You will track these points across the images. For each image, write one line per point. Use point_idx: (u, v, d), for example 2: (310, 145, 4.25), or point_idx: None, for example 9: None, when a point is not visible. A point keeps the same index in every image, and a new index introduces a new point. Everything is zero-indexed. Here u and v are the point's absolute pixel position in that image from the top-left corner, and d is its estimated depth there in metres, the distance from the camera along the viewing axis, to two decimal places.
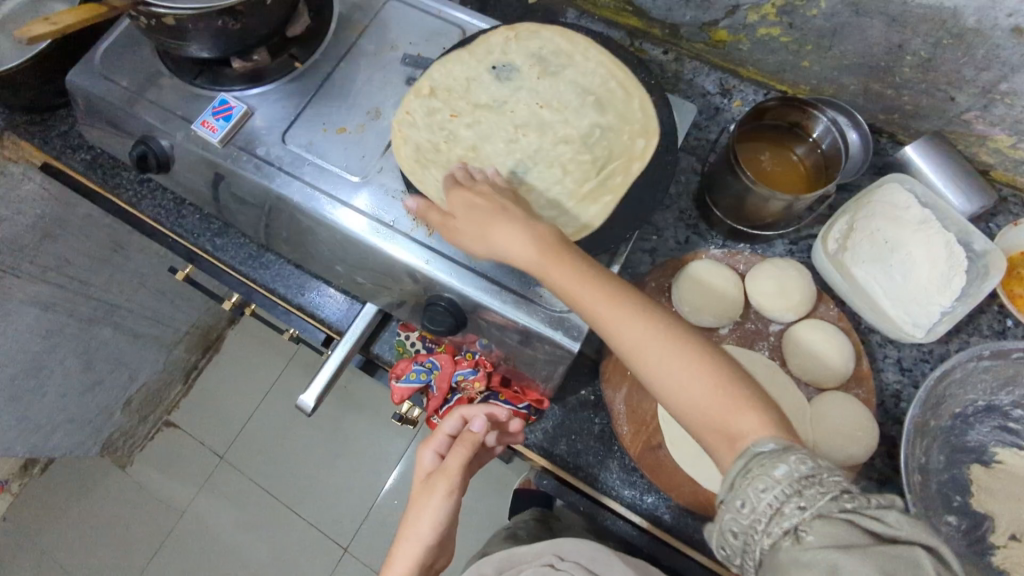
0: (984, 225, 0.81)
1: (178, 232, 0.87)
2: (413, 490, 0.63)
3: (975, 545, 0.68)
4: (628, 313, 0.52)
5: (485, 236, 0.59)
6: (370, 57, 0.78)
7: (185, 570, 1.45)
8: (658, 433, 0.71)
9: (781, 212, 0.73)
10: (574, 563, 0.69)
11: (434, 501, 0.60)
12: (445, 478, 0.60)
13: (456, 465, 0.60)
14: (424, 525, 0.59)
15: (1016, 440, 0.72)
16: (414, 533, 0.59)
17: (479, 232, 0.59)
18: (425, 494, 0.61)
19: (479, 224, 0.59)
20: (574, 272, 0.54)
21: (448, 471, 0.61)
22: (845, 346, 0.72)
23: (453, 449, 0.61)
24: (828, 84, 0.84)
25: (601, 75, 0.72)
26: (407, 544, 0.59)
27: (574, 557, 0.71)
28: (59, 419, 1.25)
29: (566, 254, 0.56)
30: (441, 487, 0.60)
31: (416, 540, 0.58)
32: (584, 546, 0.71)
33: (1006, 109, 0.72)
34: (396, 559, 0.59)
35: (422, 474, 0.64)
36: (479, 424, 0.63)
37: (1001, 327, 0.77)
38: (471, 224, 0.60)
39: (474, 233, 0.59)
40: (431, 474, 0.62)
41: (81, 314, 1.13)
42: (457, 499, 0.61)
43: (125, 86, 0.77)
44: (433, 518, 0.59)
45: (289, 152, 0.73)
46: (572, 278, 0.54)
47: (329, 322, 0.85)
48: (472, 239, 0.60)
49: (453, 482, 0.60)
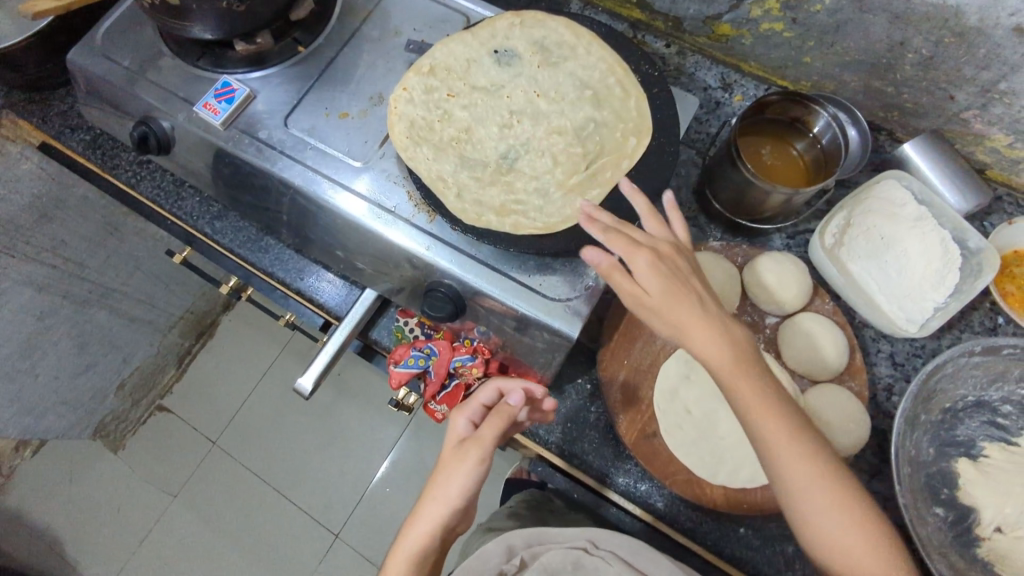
0: (979, 223, 0.82)
1: (177, 214, 0.87)
2: (442, 454, 0.64)
3: (961, 536, 0.70)
4: (806, 448, 0.55)
5: (685, 334, 0.56)
6: (374, 43, 0.78)
7: (177, 553, 1.45)
8: (652, 421, 0.71)
9: (780, 206, 0.73)
10: (611, 557, 0.65)
11: (464, 468, 0.61)
12: (478, 447, 0.61)
13: (490, 435, 0.61)
14: (453, 489, 0.60)
15: (1003, 435, 0.73)
16: (443, 495, 0.60)
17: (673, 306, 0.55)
18: (456, 460, 0.62)
19: (679, 320, 0.55)
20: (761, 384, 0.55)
21: (483, 440, 0.61)
22: (839, 339, 0.72)
23: (488, 420, 0.62)
24: (829, 80, 0.84)
25: (605, 66, 0.72)
26: (433, 505, 0.60)
27: (610, 548, 0.67)
28: (51, 401, 1.25)
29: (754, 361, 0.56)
30: (472, 454, 0.61)
31: (444, 502, 0.60)
32: (622, 540, 0.67)
33: (1004, 108, 0.73)
34: (422, 516, 0.61)
35: (452, 439, 0.65)
36: (516, 399, 0.64)
37: (993, 324, 0.78)
38: (670, 316, 0.56)
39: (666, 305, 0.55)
40: (463, 441, 0.63)
41: (76, 296, 1.12)
42: (486, 468, 0.62)
43: (126, 66, 0.76)
44: (462, 482, 0.60)
45: (291, 136, 0.73)
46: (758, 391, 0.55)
47: (327, 306, 0.85)
48: (667, 327, 0.56)
49: (485, 452, 0.61)
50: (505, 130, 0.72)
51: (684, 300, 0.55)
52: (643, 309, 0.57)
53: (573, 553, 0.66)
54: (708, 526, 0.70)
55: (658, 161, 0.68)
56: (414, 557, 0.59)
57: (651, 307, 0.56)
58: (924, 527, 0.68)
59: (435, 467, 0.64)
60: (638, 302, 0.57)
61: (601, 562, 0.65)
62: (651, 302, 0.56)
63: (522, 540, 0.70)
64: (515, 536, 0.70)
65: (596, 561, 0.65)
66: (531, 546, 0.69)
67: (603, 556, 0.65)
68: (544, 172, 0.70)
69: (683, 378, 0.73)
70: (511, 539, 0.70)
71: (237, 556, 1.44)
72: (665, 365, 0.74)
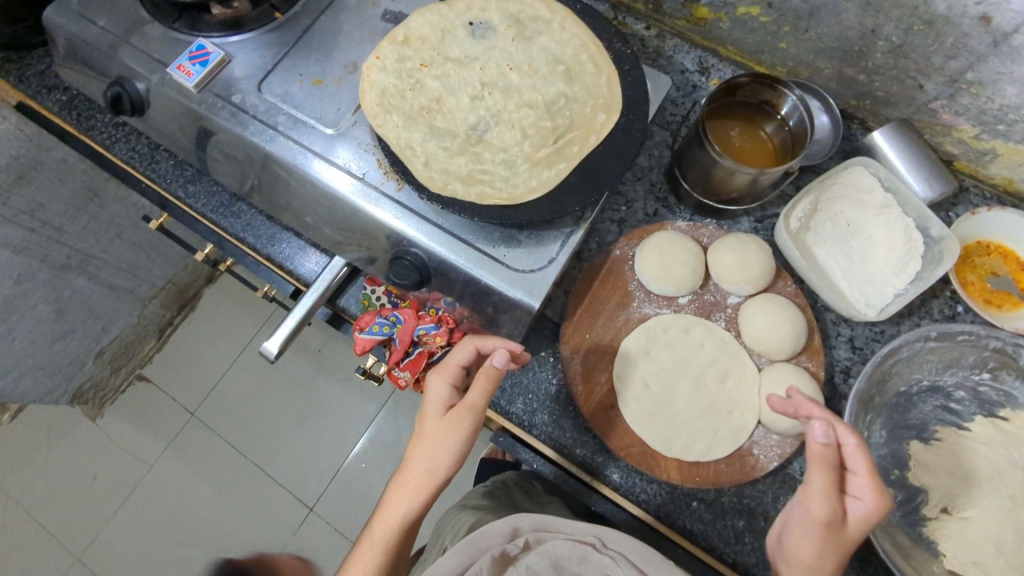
0: (945, 213, 0.84)
1: (151, 176, 0.87)
2: (427, 421, 0.62)
3: (908, 515, 0.72)
4: None
5: (821, 560, 0.55)
6: (351, 12, 0.77)
7: (152, 521, 1.46)
8: (611, 394, 0.73)
9: (746, 187, 0.74)
10: (623, 559, 0.50)
11: (457, 437, 0.60)
12: (470, 416, 0.60)
13: (481, 401, 0.60)
14: (442, 460, 0.60)
15: (956, 419, 0.75)
16: (435, 468, 0.60)
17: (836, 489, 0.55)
18: (447, 430, 0.60)
19: (835, 551, 0.55)
20: None
21: (475, 407, 0.61)
22: (798, 320, 0.74)
23: (475, 384, 0.61)
24: (804, 67, 0.85)
25: (579, 42, 0.73)
26: (423, 475, 0.60)
27: (623, 549, 0.51)
28: (28, 364, 1.25)
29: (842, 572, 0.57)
30: (464, 424, 0.60)
31: (437, 472, 0.60)
32: (641, 542, 0.51)
33: (971, 99, 0.74)
34: (409, 485, 0.61)
35: (437, 406, 0.63)
36: (500, 360, 0.60)
37: (952, 312, 0.79)
38: (832, 545, 0.55)
39: (830, 485, 0.55)
40: (452, 409, 0.62)
41: (55, 261, 1.12)
42: (475, 431, 0.61)
43: (102, 27, 0.76)
44: (454, 452, 0.60)
45: (264, 101, 0.73)
46: None
47: (298, 274, 0.85)
48: (819, 547, 0.55)
49: (475, 419, 0.61)
50: (476, 101, 0.72)
51: (852, 545, 0.56)
52: (818, 518, 0.55)
53: (579, 546, 0.52)
54: (663, 499, 0.71)
55: (625, 137, 0.69)
56: (406, 523, 0.60)
57: (828, 525, 0.55)
58: None
59: (419, 434, 0.62)
60: (820, 511, 0.55)
61: (610, 565, 0.51)
62: (835, 522, 0.55)
63: (530, 522, 0.54)
64: (524, 516, 0.54)
65: (604, 561, 0.51)
66: (538, 531, 0.54)
67: (614, 557, 0.51)
68: (513, 145, 0.71)
69: (644, 353, 0.75)
70: (516, 519, 0.54)
71: (211, 525, 1.45)
72: (626, 340, 0.75)
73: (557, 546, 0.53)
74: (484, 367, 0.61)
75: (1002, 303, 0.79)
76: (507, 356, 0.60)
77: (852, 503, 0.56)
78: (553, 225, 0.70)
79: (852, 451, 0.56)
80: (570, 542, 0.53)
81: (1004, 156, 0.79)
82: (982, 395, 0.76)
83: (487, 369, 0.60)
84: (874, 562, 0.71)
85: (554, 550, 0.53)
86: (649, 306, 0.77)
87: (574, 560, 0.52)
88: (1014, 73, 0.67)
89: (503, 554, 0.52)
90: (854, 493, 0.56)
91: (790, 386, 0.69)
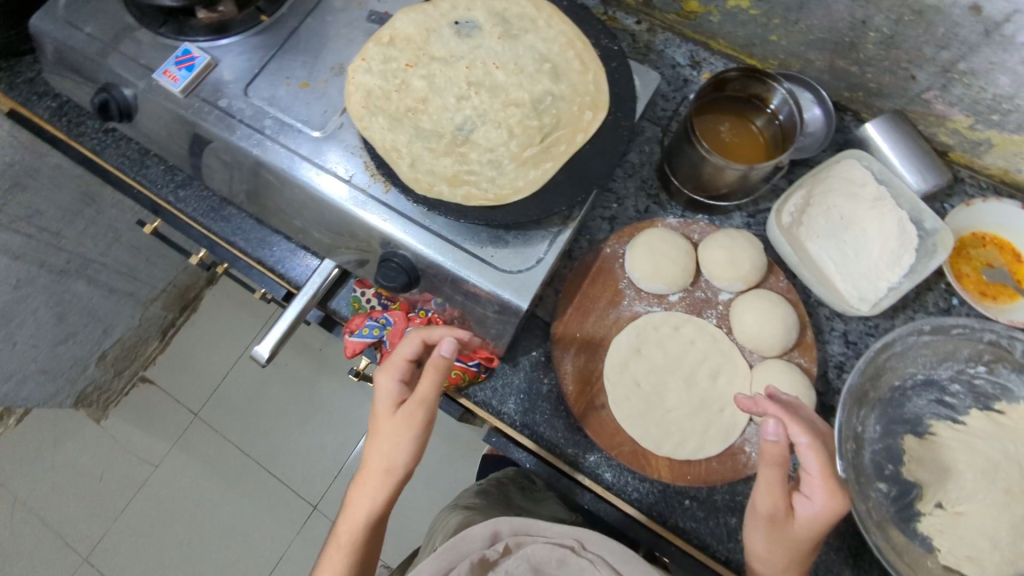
0: (939, 204, 0.83)
1: (142, 182, 0.88)
2: (379, 418, 0.62)
3: (902, 510, 0.72)
4: None
5: (770, 551, 0.58)
6: (338, 13, 0.77)
7: (156, 522, 1.47)
8: (602, 393, 0.73)
9: (736, 182, 0.74)
10: (602, 562, 0.51)
11: (411, 432, 0.60)
12: (421, 408, 0.60)
13: (431, 393, 0.60)
14: (399, 456, 0.60)
15: (951, 413, 0.74)
16: (392, 464, 0.60)
17: (784, 486, 0.56)
18: (401, 425, 0.60)
19: (785, 544, 0.57)
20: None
21: (425, 400, 0.60)
22: (789, 316, 0.73)
23: (423, 377, 0.60)
24: (795, 59, 0.84)
25: (565, 40, 0.73)
26: (381, 473, 0.60)
27: (602, 552, 0.52)
28: (31, 368, 1.26)
29: (803, 562, 0.58)
30: (416, 418, 0.60)
31: (395, 468, 0.60)
32: (619, 543, 0.52)
33: (964, 89, 0.73)
34: (370, 484, 0.61)
35: (387, 401, 0.63)
36: (447, 348, 0.60)
37: (947, 305, 0.79)
38: (781, 539, 0.57)
39: (777, 482, 0.56)
40: (403, 405, 0.61)
41: (53, 266, 1.13)
42: (430, 423, 0.61)
43: (89, 33, 0.75)
44: (408, 447, 0.60)
45: (250, 105, 0.72)
46: None
47: (289, 277, 0.86)
48: (768, 540, 0.58)
49: (428, 411, 0.61)
50: (462, 101, 0.72)
51: (806, 541, 0.57)
52: (762, 512, 0.57)
53: (558, 549, 0.52)
54: (655, 497, 0.71)
55: (613, 135, 0.68)
56: (371, 522, 0.61)
57: (772, 519, 0.57)
58: (862, 501, 0.70)
59: (373, 432, 0.62)
60: (764, 505, 0.57)
61: (589, 567, 0.51)
62: (781, 516, 0.57)
63: (511, 526, 0.54)
64: (504, 521, 0.54)
65: (583, 564, 0.51)
66: (518, 535, 0.54)
67: (592, 559, 0.52)
68: (499, 144, 0.70)
69: (634, 351, 0.75)
70: (497, 522, 0.54)
71: (216, 524, 1.47)
72: (617, 338, 0.75)
73: (537, 550, 0.53)
74: (431, 358, 0.60)
75: (997, 295, 0.78)
76: (453, 345, 0.60)
77: (805, 502, 0.56)
78: (541, 225, 0.69)
79: (805, 449, 0.57)
80: (550, 545, 0.52)
81: (998, 146, 0.78)
82: (978, 388, 0.75)
83: (435, 360, 0.60)
84: (867, 557, 0.71)
85: (533, 554, 0.52)
86: (640, 304, 0.77)
87: (554, 563, 0.52)
88: (1007, 63, 0.66)
89: (482, 560, 0.52)
90: (805, 492, 0.57)
91: (772, 391, 0.64)
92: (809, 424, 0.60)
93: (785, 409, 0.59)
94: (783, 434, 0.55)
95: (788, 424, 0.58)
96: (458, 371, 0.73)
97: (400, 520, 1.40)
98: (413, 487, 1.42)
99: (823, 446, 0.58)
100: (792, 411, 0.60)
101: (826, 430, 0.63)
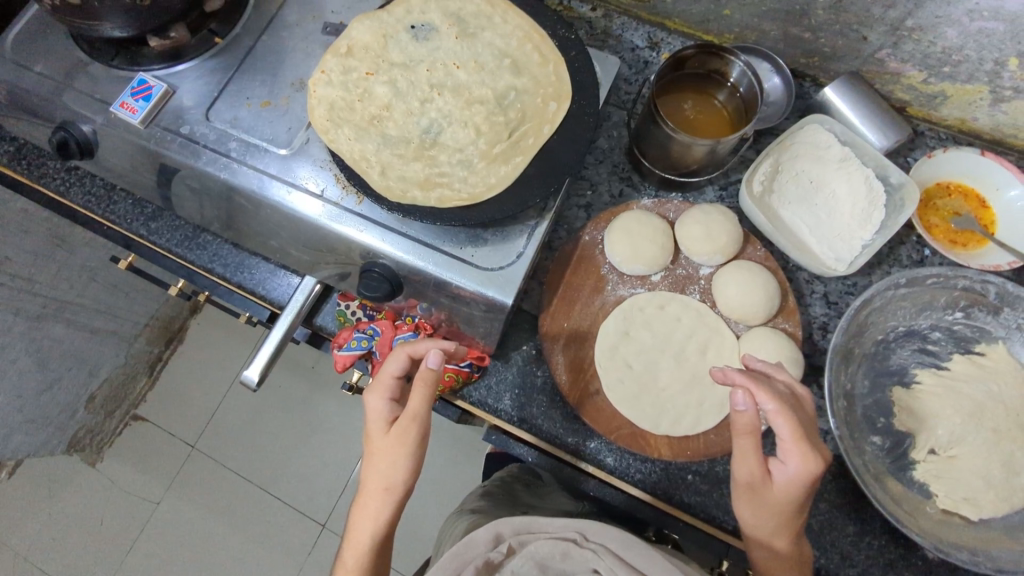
0: (903, 159, 0.85)
1: (111, 218, 0.87)
2: (373, 439, 0.62)
3: (897, 461, 0.74)
4: None
5: (756, 518, 0.59)
6: (293, 28, 0.76)
7: (166, 559, 1.46)
8: (595, 380, 0.74)
9: (704, 158, 0.75)
10: (606, 551, 0.52)
11: (406, 450, 0.60)
12: (414, 425, 0.60)
13: (422, 408, 0.60)
14: (396, 475, 0.60)
15: (934, 360, 0.76)
16: (390, 483, 0.60)
17: (757, 454, 0.57)
18: (395, 444, 0.60)
19: (768, 509, 0.58)
20: (787, 542, 0.59)
21: (417, 416, 0.60)
22: (769, 284, 0.75)
23: (413, 392, 0.60)
24: (750, 31, 0.85)
25: (521, 34, 0.73)
26: (380, 493, 0.61)
27: (604, 541, 0.53)
28: (19, 419, 1.23)
29: (790, 526, 0.59)
30: (409, 435, 0.60)
31: (393, 488, 0.60)
32: (620, 530, 0.53)
33: (914, 45, 0.74)
34: (372, 505, 0.61)
35: (379, 421, 0.63)
36: (433, 360, 0.60)
37: (920, 256, 0.81)
38: (762, 505, 0.58)
39: (749, 450, 0.57)
40: (394, 423, 0.61)
41: (29, 312, 1.11)
42: (424, 439, 0.61)
43: (39, 72, 0.74)
44: (404, 464, 0.60)
45: (213, 129, 0.72)
46: (783, 545, 0.59)
47: (272, 298, 0.85)
48: (750, 508, 0.59)
49: (421, 427, 0.60)
50: (427, 104, 0.72)
51: (789, 504, 0.58)
52: (741, 480, 0.59)
53: (561, 543, 0.52)
54: (658, 475, 0.73)
55: (578, 124, 0.69)
56: (375, 543, 0.60)
57: (751, 487, 0.58)
58: (859, 455, 0.72)
59: (369, 453, 0.62)
60: (741, 473, 0.58)
61: (594, 558, 0.51)
62: (759, 484, 0.58)
63: (512, 526, 0.55)
64: (504, 523, 0.54)
65: (587, 555, 0.52)
66: (520, 534, 0.54)
67: (595, 550, 0.52)
68: (468, 144, 0.71)
69: (622, 335, 0.76)
70: (497, 524, 0.55)
71: (226, 553, 1.46)
72: (604, 324, 0.76)
73: (540, 546, 0.53)
74: (419, 372, 0.60)
75: (967, 242, 0.80)
76: (439, 356, 0.60)
77: (782, 467, 0.57)
78: (518, 220, 0.70)
79: (774, 416, 0.57)
80: (552, 541, 0.53)
81: (953, 97, 0.80)
82: (958, 334, 0.77)
83: (423, 374, 0.59)
84: (868, 509, 0.73)
85: (536, 551, 0.53)
86: (624, 287, 0.78)
87: (558, 557, 0.52)
88: (952, 16, 0.68)
89: (487, 563, 0.52)
90: (780, 457, 0.58)
91: (747, 359, 0.66)
92: (778, 391, 0.61)
93: (751, 378, 0.60)
94: (751, 403, 0.57)
95: (756, 392, 0.58)
96: (451, 374, 0.73)
97: (411, 528, 1.40)
98: (420, 494, 1.42)
99: (794, 410, 0.59)
100: (758, 378, 0.60)
101: (802, 393, 0.63)
